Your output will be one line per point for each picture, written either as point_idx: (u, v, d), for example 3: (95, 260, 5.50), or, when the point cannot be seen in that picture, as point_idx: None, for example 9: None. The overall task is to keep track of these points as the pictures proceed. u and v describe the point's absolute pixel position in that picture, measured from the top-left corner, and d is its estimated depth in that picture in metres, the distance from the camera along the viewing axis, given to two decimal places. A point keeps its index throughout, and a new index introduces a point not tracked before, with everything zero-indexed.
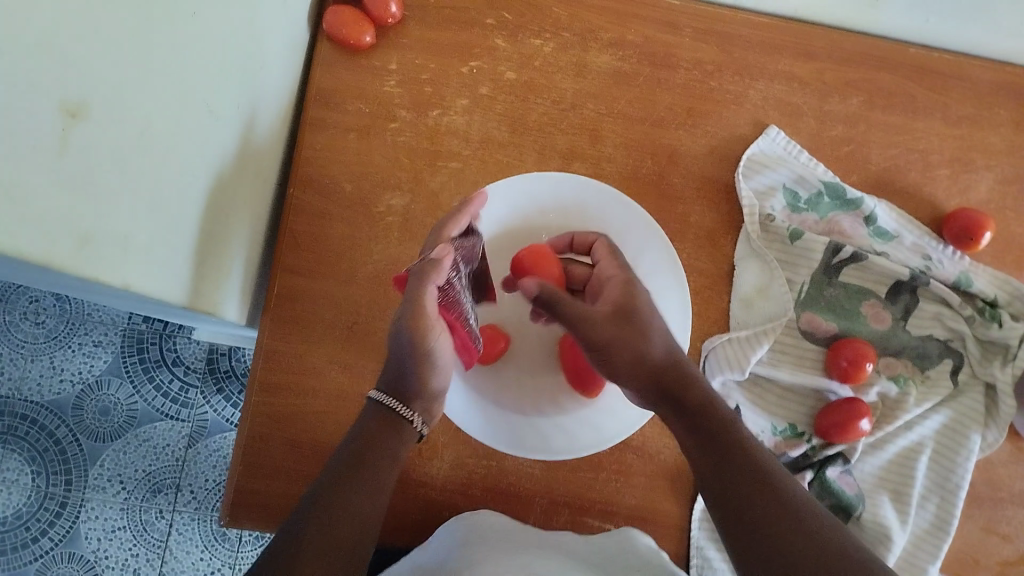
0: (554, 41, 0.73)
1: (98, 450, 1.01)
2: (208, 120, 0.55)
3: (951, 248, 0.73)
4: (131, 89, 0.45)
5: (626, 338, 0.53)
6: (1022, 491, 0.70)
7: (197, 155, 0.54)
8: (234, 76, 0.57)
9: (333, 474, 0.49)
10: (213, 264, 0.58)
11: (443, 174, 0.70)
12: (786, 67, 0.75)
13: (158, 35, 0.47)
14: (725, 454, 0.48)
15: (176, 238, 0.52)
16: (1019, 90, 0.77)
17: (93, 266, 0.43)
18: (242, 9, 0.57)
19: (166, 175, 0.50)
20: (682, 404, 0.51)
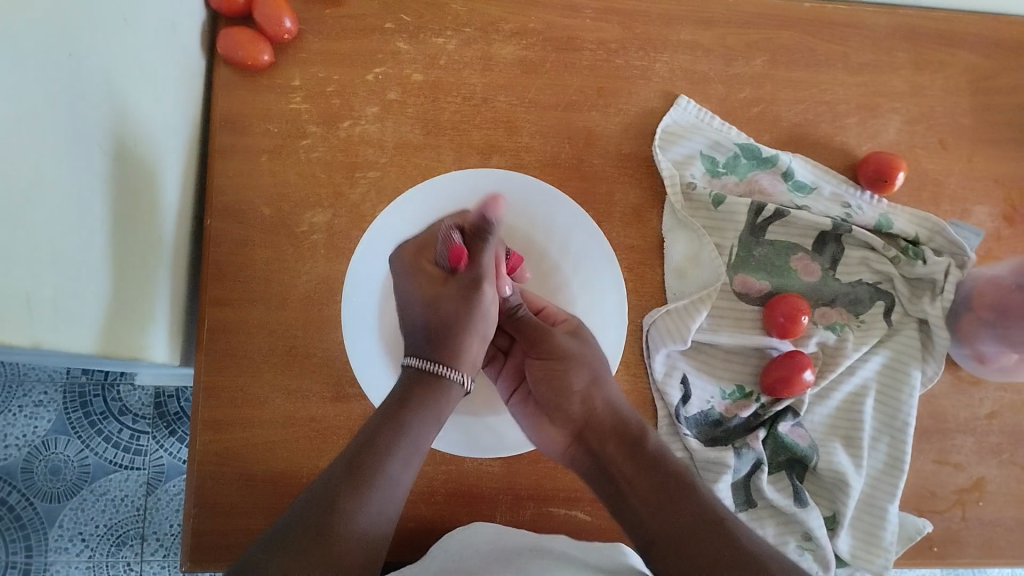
0: (457, 37, 0.73)
1: (54, 511, 0.98)
2: (105, 163, 0.53)
3: (869, 192, 0.75)
4: (24, 139, 0.44)
5: (586, 365, 0.60)
6: (966, 418, 0.73)
7: (99, 200, 0.52)
8: (128, 113, 0.56)
9: (344, 473, 0.48)
10: (133, 307, 0.57)
11: (363, 185, 0.69)
12: (688, 36, 0.76)
13: (38, 83, 0.45)
14: (668, 473, 0.53)
15: (87, 287, 0.50)
16: (913, 31, 0.79)
17: (0, 327, 0.42)
18: (129, 43, 0.55)
19: (68, 225, 0.48)
20: (629, 432, 0.57)
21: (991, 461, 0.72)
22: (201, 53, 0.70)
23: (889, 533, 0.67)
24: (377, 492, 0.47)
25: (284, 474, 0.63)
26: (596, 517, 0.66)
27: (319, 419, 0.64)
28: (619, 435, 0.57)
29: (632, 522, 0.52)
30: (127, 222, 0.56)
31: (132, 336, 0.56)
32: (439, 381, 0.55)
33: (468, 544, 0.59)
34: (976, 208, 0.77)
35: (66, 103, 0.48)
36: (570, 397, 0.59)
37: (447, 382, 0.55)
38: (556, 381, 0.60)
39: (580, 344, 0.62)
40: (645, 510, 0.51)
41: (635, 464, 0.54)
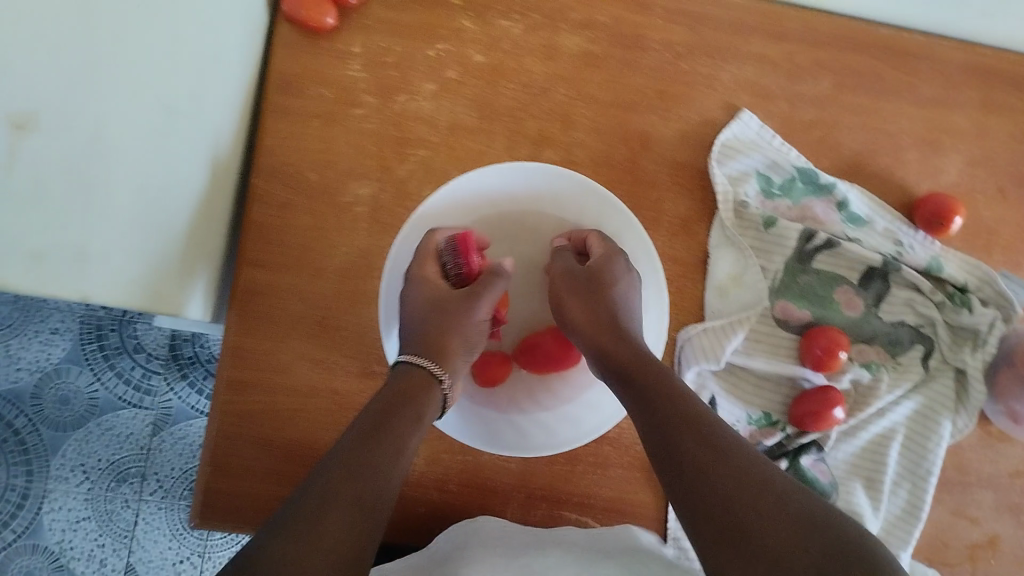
0: (523, 22, 0.71)
1: (59, 440, 0.98)
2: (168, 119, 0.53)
3: (922, 233, 0.73)
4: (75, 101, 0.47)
5: (586, 288, 0.61)
6: (989, 474, 0.71)
7: (161, 159, 0.53)
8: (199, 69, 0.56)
9: (349, 445, 0.45)
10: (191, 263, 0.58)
11: (411, 162, 0.67)
12: (759, 49, 0.73)
13: (95, 40, 0.47)
14: (649, 396, 0.51)
15: (140, 243, 0.52)
16: (990, 72, 0.76)
17: (44, 280, 0.48)
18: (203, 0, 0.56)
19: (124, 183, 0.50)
20: (615, 352, 0.56)
21: (1009, 519, 0.71)
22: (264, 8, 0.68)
23: None
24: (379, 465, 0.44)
25: (299, 444, 0.62)
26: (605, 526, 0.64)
27: (342, 393, 0.63)
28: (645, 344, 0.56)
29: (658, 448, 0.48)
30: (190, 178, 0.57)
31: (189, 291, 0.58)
32: (424, 377, 0.55)
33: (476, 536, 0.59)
34: None
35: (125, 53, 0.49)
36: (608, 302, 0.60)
37: (423, 374, 0.55)
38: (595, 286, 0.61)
39: (608, 261, 0.62)
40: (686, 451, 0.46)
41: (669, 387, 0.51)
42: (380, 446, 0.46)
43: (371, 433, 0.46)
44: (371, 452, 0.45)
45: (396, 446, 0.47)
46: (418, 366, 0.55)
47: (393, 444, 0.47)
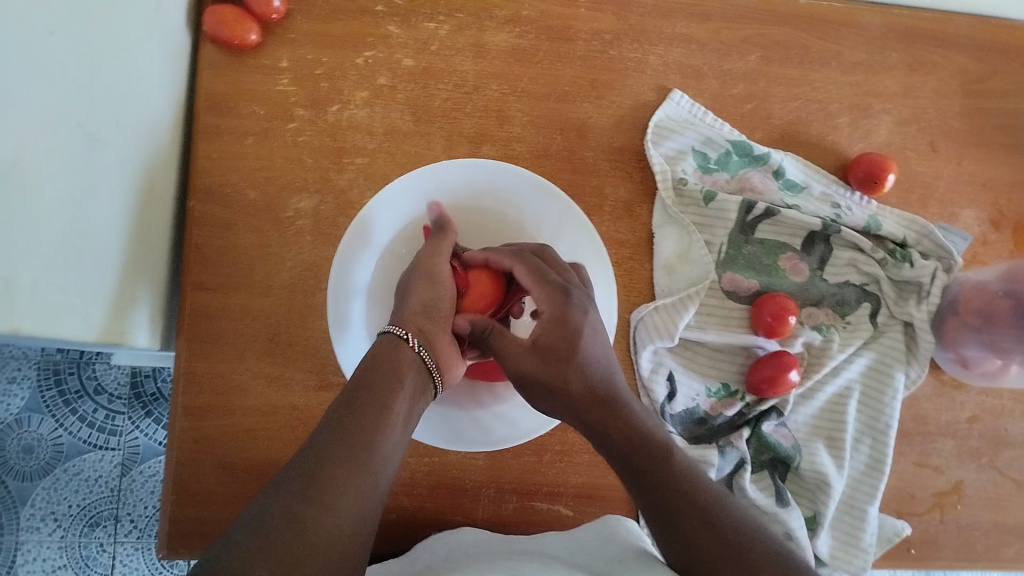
0: (449, 23, 0.71)
1: (26, 491, 0.96)
2: (109, 150, 0.54)
3: (858, 194, 0.75)
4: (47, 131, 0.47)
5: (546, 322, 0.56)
6: (948, 422, 0.73)
7: (105, 189, 0.54)
8: (132, 100, 0.57)
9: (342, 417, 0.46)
10: (126, 289, 0.57)
11: (350, 170, 0.67)
12: (683, 30, 0.75)
13: (61, 74, 0.49)
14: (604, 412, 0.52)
15: (89, 273, 0.52)
16: (907, 33, 0.79)
17: (24, 313, 0.46)
18: (135, 33, 0.57)
19: (78, 211, 0.51)
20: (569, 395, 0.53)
21: (971, 464, 0.72)
22: (187, 29, 0.67)
23: (869, 534, 0.67)
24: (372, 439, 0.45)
25: (264, 463, 0.62)
26: (578, 512, 0.65)
27: (301, 408, 0.63)
28: (597, 398, 0.53)
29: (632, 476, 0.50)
30: (122, 199, 0.56)
31: (127, 318, 0.57)
32: (393, 340, 0.53)
33: (456, 547, 0.59)
34: (964, 212, 0.77)
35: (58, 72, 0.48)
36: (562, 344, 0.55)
37: (395, 339, 0.53)
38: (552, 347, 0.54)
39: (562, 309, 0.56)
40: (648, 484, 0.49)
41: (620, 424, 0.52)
42: (363, 431, 0.46)
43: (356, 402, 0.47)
44: (354, 436, 0.45)
45: (383, 427, 0.47)
46: (393, 333, 0.54)
47: (376, 423, 0.47)
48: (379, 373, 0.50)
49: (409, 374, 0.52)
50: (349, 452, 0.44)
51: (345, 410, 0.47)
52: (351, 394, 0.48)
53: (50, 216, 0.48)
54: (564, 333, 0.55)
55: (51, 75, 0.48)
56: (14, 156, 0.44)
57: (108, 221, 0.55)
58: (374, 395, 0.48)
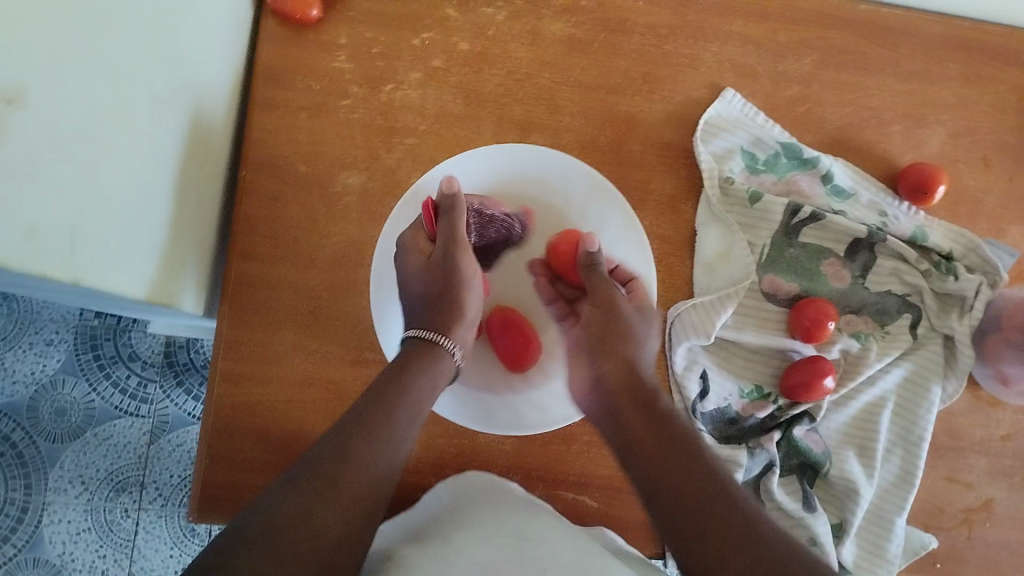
0: (505, 10, 0.72)
1: (56, 452, 0.98)
2: (173, 115, 0.56)
3: (907, 203, 0.74)
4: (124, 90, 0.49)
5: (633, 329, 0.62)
6: (982, 438, 0.72)
7: (167, 150, 0.55)
8: (196, 65, 0.59)
9: (374, 397, 0.53)
10: (178, 250, 0.59)
11: (399, 151, 0.68)
12: (740, 29, 0.74)
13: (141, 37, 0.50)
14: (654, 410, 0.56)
15: (148, 232, 0.54)
16: (969, 44, 0.78)
17: (95, 270, 0.47)
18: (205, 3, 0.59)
19: (143, 171, 0.52)
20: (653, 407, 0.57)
21: (1003, 483, 0.72)
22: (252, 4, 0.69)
23: (894, 545, 0.67)
24: (405, 420, 0.53)
25: (296, 434, 0.63)
26: (602, 504, 0.65)
27: (337, 382, 0.64)
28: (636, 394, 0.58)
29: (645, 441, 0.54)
30: (179, 161, 0.58)
31: (176, 279, 0.59)
32: (427, 346, 0.58)
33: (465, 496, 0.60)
34: (1013, 228, 0.76)
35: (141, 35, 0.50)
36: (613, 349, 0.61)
37: (428, 344, 0.59)
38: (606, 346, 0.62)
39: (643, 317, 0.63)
40: (648, 461, 0.53)
41: (646, 424, 0.55)
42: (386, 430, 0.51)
43: (399, 386, 0.54)
44: (377, 422, 0.50)
45: (400, 430, 0.52)
46: (426, 340, 0.59)
47: (395, 428, 0.51)
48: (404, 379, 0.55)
49: (439, 376, 0.58)
50: (373, 436, 0.49)
51: (364, 405, 0.52)
52: (393, 377, 0.55)
53: (117, 171, 0.49)
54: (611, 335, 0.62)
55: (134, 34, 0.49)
56: (93, 118, 0.46)
57: (163, 180, 0.55)
58: (417, 390, 0.55)
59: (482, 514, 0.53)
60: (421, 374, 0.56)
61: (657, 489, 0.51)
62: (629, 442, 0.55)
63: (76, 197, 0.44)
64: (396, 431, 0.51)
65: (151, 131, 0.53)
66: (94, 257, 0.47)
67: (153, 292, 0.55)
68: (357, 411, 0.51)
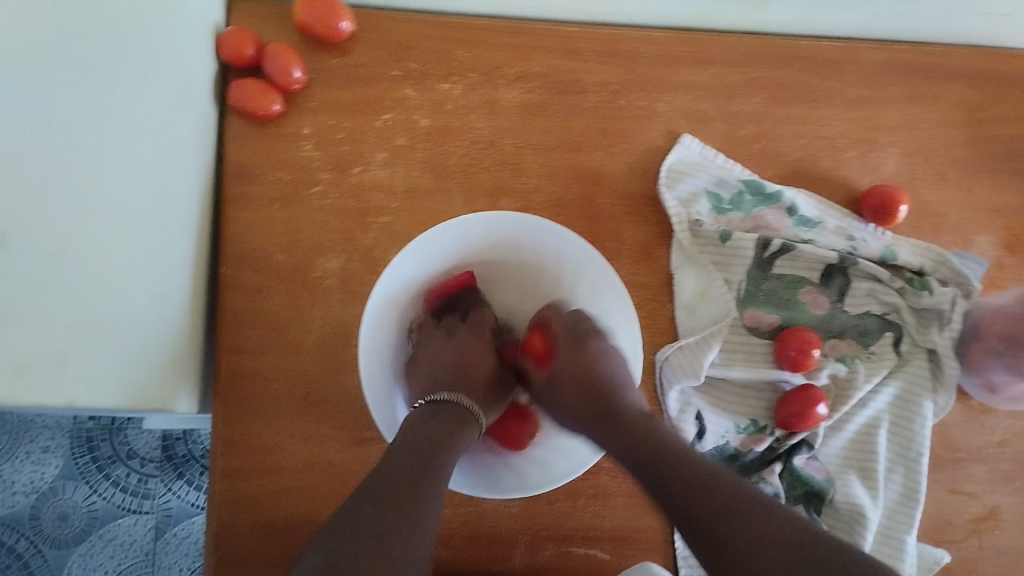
0: (462, 83, 0.74)
1: (63, 558, 0.97)
2: (150, 221, 0.57)
3: (872, 225, 0.76)
4: (80, 199, 0.50)
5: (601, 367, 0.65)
6: (979, 447, 0.73)
7: (147, 255, 0.56)
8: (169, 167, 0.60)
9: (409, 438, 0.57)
10: (179, 352, 0.60)
11: (374, 229, 0.70)
12: (688, 76, 0.77)
13: (97, 148, 0.51)
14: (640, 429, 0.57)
15: (132, 338, 0.54)
16: (909, 66, 0.81)
17: (46, 383, 0.48)
18: (173, 109, 0.60)
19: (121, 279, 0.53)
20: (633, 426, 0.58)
21: (1005, 489, 0.72)
22: (213, 103, 0.71)
23: (907, 563, 0.67)
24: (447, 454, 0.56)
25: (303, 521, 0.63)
26: (615, 555, 0.65)
27: (336, 464, 0.64)
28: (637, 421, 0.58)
29: (658, 460, 0.53)
30: (163, 265, 0.58)
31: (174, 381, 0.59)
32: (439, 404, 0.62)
33: None
34: (978, 238, 0.78)
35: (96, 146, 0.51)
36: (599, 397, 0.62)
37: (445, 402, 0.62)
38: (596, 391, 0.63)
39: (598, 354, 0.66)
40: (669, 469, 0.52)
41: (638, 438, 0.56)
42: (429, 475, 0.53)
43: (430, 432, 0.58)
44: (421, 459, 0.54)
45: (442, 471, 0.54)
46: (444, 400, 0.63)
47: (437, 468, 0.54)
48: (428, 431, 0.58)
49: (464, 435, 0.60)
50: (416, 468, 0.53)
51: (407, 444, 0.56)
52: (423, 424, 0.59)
53: (80, 285, 0.49)
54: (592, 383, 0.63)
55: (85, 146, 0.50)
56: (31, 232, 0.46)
57: (153, 290, 0.57)
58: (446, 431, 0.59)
59: None
60: (440, 424, 0.59)
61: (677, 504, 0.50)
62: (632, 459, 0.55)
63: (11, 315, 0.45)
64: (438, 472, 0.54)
65: (133, 243, 0.54)
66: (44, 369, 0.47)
67: (159, 400, 0.57)
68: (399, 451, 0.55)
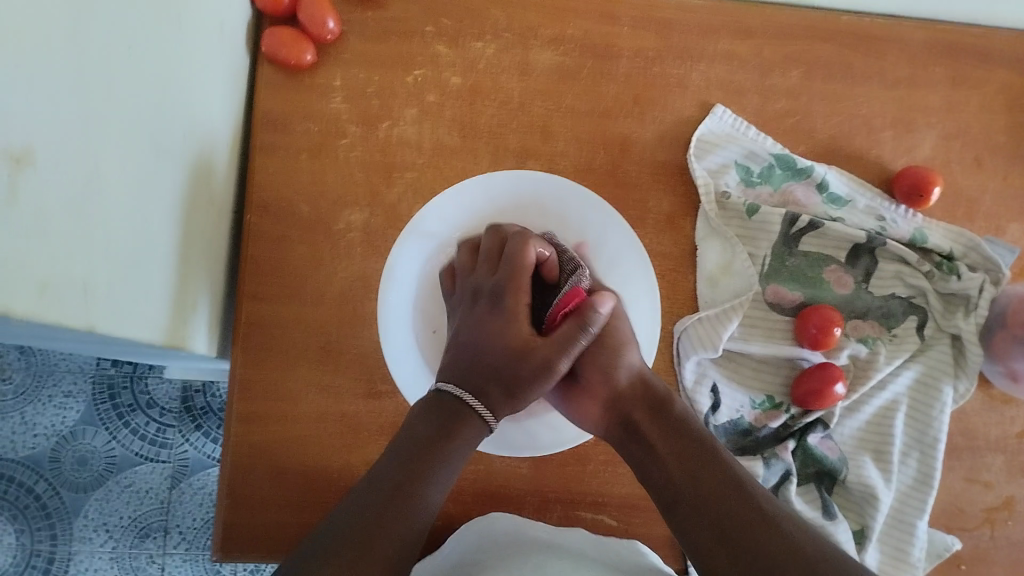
0: (495, 43, 0.73)
1: (81, 501, 0.98)
2: (172, 161, 0.56)
3: (903, 206, 0.75)
4: (126, 130, 0.49)
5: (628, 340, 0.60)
6: (997, 437, 0.72)
7: (168, 194, 0.56)
8: (192, 105, 0.59)
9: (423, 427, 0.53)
10: (187, 297, 0.59)
11: (400, 185, 0.70)
12: (725, 46, 0.76)
13: (142, 83, 0.51)
14: (680, 428, 0.54)
15: (154, 276, 0.54)
16: (952, 47, 0.79)
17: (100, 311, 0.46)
18: (201, 53, 0.60)
19: (147, 218, 0.52)
20: (671, 419, 0.54)
21: (1022, 481, 0.71)
22: (246, 50, 0.71)
23: (916, 549, 0.67)
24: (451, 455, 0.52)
25: (314, 469, 0.64)
26: (623, 522, 0.65)
27: (351, 415, 0.65)
28: (645, 401, 0.56)
29: (679, 461, 0.52)
30: (182, 207, 0.58)
31: (186, 324, 0.59)
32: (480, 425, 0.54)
33: (488, 536, 0.60)
34: (1011, 226, 0.77)
35: (141, 80, 0.51)
36: (602, 365, 0.58)
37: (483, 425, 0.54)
38: (596, 356, 0.58)
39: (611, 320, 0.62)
40: (672, 474, 0.51)
41: (674, 435, 0.53)
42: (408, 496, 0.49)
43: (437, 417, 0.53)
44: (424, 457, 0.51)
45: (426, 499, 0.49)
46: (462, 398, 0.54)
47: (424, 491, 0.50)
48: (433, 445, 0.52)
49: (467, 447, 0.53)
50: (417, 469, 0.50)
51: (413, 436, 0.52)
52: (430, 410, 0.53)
53: (123, 218, 0.49)
54: (595, 350, 0.58)
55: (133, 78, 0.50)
56: (94, 159, 0.45)
57: (169, 227, 0.56)
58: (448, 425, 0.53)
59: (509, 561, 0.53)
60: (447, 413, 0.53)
61: (699, 527, 0.48)
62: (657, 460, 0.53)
63: (82, 245, 0.44)
64: (421, 497, 0.49)
65: (157, 182, 0.54)
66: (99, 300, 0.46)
67: (164, 339, 0.56)
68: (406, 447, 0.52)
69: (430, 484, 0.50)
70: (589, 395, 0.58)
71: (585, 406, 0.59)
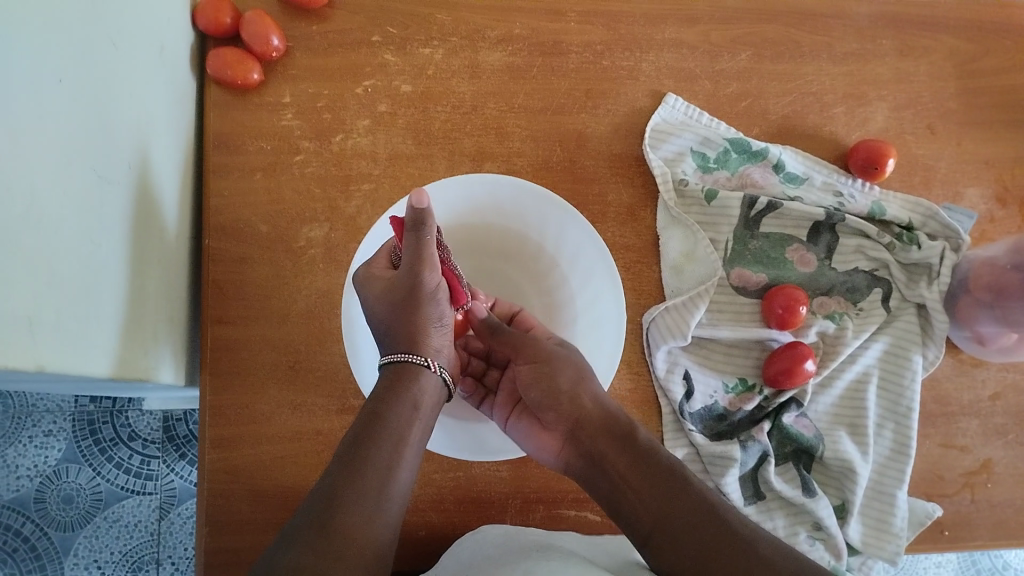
0: (443, 47, 0.73)
1: (69, 541, 0.97)
2: (118, 191, 0.55)
3: (860, 180, 0.75)
4: (65, 165, 0.48)
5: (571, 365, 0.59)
6: (970, 401, 0.73)
7: (116, 225, 0.55)
8: (135, 133, 0.58)
9: (363, 421, 0.51)
10: (145, 324, 0.59)
11: (358, 197, 0.69)
12: (673, 34, 0.76)
13: (80, 117, 0.50)
14: (640, 455, 0.54)
15: (106, 309, 0.53)
16: (896, 20, 0.80)
17: (47, 352, 0.45)
18: (142, 80, 0.59)
19: (95, 253, 0.52)
20: (633, 446, 0.55)
21: (997, 442, 0.72)
22: (191, 74, 0.70)
23: (899, 519, 0.67)
24: (395, 444, 0.50)
25: (292, 490, 0.63)
26: (606, 517, 0.66)
27: (326, 432, 0.64)
28: (609, 433, 0.56)
29: (648, 488, 0.52)
30: (133, 237, 0.57)
31: (145, 355, 0.59)
32: (415, 368, 0.55)
33: (480, 538, 0.59)
34: (968, 190, 0.78)
35: (79, 113, 0.50)
36: (557, 399, 0.58)
37: (416, 367, 0.55)
38: (545, 395, 0.59)
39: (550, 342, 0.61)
40: (639, 507, 0.51)
41: (634, 465, 0.53)
42: (365, 467, 0.48)
43: (377, 407, 0.52)
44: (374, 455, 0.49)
45: (386, 469, 0.49)
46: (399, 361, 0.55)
47: (382, 460, 0.49)
48: (379, 412, 0.51)
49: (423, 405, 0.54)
50: (372, 467, 0.48)
51: (358, 434, 0.50)
52: (374, 405, 0.52)
53: (68, 253, 0.48)
54: (549, 392, 0.59)
55: (71, 112, 0.49)
56: (33, 197, 0.44)
57: (118, 257, 0.55)
58: (391, 428, 0.51)
59: (500, 561, 0.52)
60: (394, 399, 0.53)
61: (680, 544, 0.48)
62: (620, 489, 0.53)
63: (25, 286, 0.43)
64: (382, 479, 0.48)
65: (103, 215, 0.53)
66: (45, 341, 0.45)
67: (122, 370, 0.55)
68: (351, 443, 0.50)
69: (387, 464, 0.49)
70: (556, 432, 0.59)
71: (555, 442, 0.59)
